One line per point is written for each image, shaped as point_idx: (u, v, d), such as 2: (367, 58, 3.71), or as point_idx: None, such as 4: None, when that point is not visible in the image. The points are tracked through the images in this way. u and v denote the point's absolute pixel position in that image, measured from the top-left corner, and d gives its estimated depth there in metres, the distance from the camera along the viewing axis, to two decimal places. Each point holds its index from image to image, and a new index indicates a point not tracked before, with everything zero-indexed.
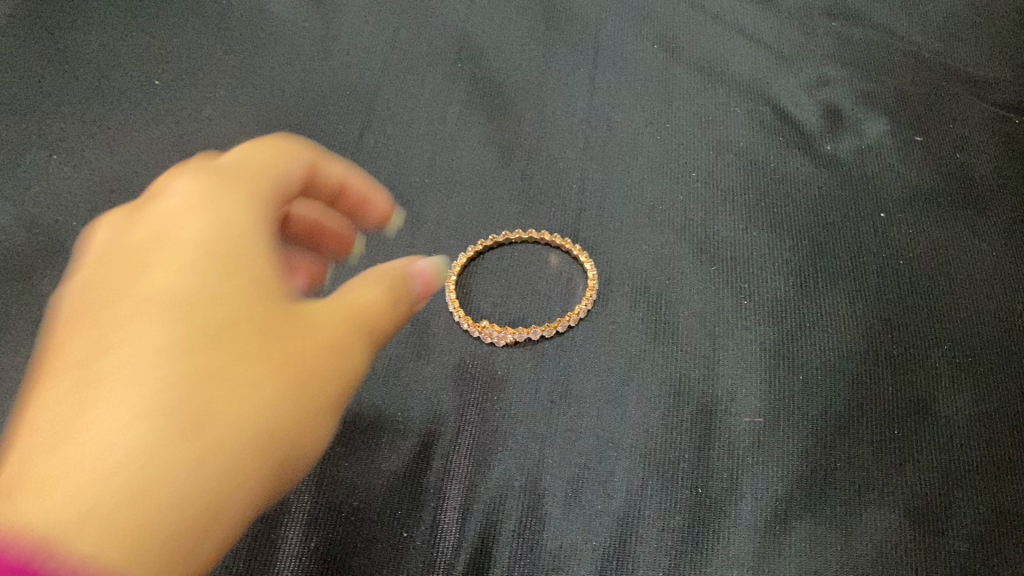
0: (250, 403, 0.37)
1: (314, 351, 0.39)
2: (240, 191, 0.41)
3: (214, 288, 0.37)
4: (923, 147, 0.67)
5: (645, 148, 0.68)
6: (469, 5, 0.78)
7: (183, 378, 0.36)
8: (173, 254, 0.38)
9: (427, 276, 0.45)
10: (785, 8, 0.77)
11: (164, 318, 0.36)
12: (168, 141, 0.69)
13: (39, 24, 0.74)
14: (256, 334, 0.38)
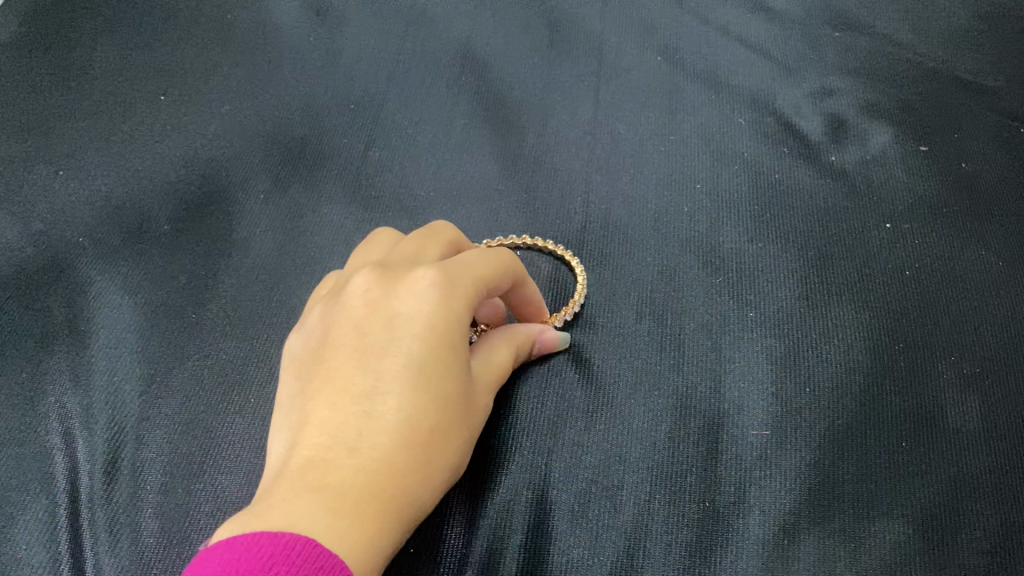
0: (440, 458, 0.43)
1: (482, 411, 0.48)
2: (475, 278, 0.47)
3: (438, 363, 0.44)
4: (928, 156, 0.66)
5: (649, 159, 0.68)
6: (473, 18, 0.78)
7: (438, 446, 0.43)
8: (416, 329, 0.44)
9: (550, 343, 0.55)
10: (788, 19, 0.77)
11: (399, 387, 0.43)
12: (172, 156, 0.69)
13: (44, 43, 0.75)
14: (457, 403, 0.45)
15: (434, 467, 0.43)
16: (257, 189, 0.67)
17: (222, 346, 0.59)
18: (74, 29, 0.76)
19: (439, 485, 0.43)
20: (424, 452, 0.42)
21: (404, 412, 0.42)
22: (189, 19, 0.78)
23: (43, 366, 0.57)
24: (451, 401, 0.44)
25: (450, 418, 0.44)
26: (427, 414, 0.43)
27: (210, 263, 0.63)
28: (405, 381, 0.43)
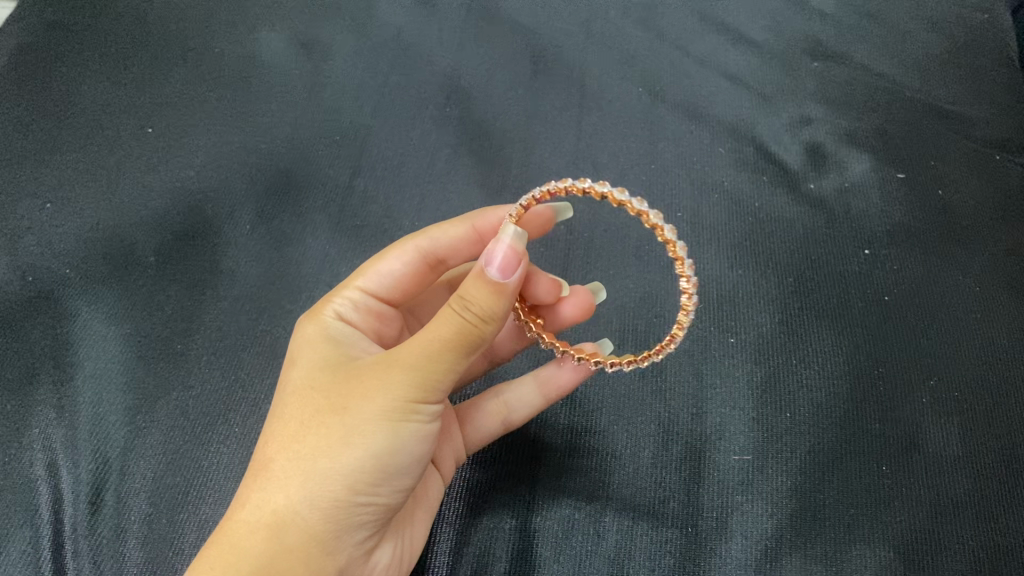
0: (312, 457, 0.42)
1: (375, 387, 0.42)
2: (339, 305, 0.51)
3: (312, 384, 0.45)
4: (905, 182, 0.68)
5: (631, 189, 0.69)
6: (458, 49, 0.79)
7: (290, 446, 0.43)
8: (300, 366, 0.47)
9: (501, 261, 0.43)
10: (767, 49, 0.78)
11: (281, 417, 0.45)
12: (160, 187, 0.69)
13: (32, 76, 0.75)
14: (328, 402, 0.43)
15: (278, 463, 0.43)
16: (243, 220, 0.68)
17: (208, 376, 0.59)
18: (60, 63, 0.77)
19: (291, 477, 0.42)
20: (276, 454, 0.43)
21: (275, 436, 0.44)
22: (177, 52, 0.79)
23: (27, 397, 0.57)
24: (305, 396, 0.44)
25: (306, 410, 0.44)
26: (280, 422, 0.45)
27: (196, 293, 0.63)
28: (281, 412, 0.45)
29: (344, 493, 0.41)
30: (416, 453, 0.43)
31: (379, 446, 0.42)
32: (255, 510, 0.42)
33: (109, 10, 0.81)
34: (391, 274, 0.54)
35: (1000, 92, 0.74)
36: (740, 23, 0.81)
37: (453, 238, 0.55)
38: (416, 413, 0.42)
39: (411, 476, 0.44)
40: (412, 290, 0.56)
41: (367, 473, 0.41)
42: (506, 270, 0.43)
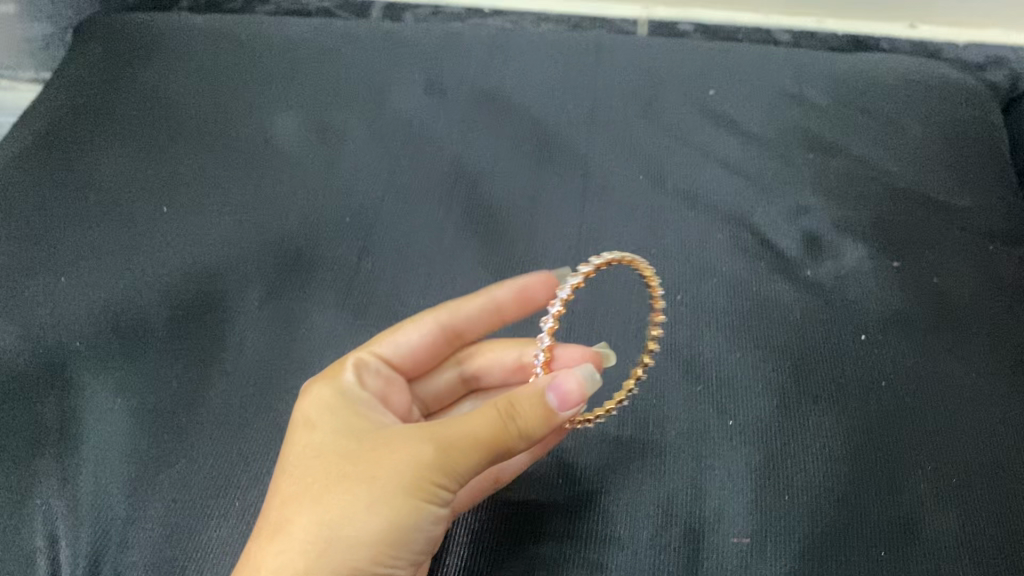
0: (336, 523, 0.46)
1: (398, 464, 0.46)
2: (344, 386, 0.54)
3: (325, 456, 0.49)
4: (900, 272, 0.69)
5: (631, 272, 0.71)
6: (466, 137, 0.82)
7: (305, 511, 0.47)
8: (307, 438, 0.51)
9: (566, 392, 0.47)
10: (764, 143, 0.82)
11: (292, 483, 0.49)
12: (172, 263, 0.71)
13: (55, 157, 0.79)
14: (348, 474, 0.47)
15: (298, 531, 0.46)
16: (251, 296, 0.69)
17: (209, 448, 0.60)
18: (84, 149, 0.80)
19: (318, 542, 0.45)
20: (292, 516, 0.47)
21: (288, 502, 0.48)
22: (195, 137, 0.82)
23: (32, 468, 0.58)
24: (323, 465, 0.48)
25: (326, 479, 0.47)
26: (296, 487, 0.48)
27: (202, 367, 0.64)
28: (292, 478, 0.49)
29: (365, 563, 0.46)
30: (431, 530, 0.48)
31: (402, 524, 0.46)
32: (273, 568, 0.46)
33: (134, 104, 0.86)
34: (404, 341, 0.59)
35: (983, 202, 0.78)
36: (738, 119, 0.84)
37: (470, 310, 0.59)
38: (438, 496, 0.47)
39: (423, 548, 0.48)
40: (429, 357, 0.61)
41: (390, 542, 0.46)
42: (563, 402, 0.47)
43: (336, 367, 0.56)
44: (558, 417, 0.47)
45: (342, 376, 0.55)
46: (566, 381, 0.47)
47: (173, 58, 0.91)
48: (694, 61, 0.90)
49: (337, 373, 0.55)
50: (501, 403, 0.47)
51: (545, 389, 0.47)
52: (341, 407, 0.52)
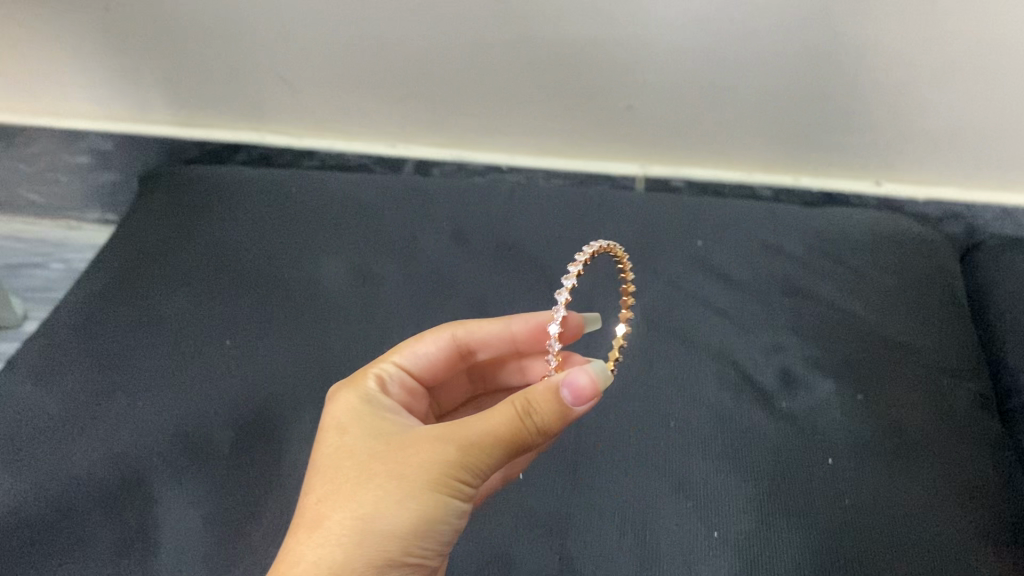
0: (371, 514, 0.54)
1: (426, 461, 0.55)
2: (366, 397, 0.63)
3: (355, 456, 0.57)
4: (864, 403, 0.81)
5: (630, 399, 0.82)
6: (487, 280, 0.95)
7: (343, 504, 0.55)
8: (336, 442, 0.59)
9: (579, 389, 0.57)
10: (748, 287, 0.95)
11: (326, 480, 0.57)
12: (234, 389, 0.83)
13: (136, 307, 0.95)
14: (379, 471, 0.56)
15: (335, 528, 0.54)
16: (301, 418, 0.80)
17: (269, 553, 0.70)
18: (153, 294, 0.97)
19: (354, 532, 0.54)
20: (329, 509, 0.55)
21: (324, 498, 0.56)
22: (252, 280, 0.96)
23: (118, 566, 0.70)
24: (353, 466, 0.56)
25: (358, 476, 0.56)
26: (329, 485, 0.56)
27: (262, 481, 0.75)
28: (326, 477, 0.57)
29: (397, 551, 0.54)
30: (453, 522, 0.57)
31: (428, 516, 0.55)
32: (314, 554, 0.53)
33: (201, 256, 1.02)
34: (422, 353, 0.70)
35: (942, 346, 0.90)
36: (725, 267, 0.97)
37: (484, 334, 0.73)
38: (459, 489, 0.56)
39: (444, 538, 0.57)
40: (445, 371, 0.72)
41: (419, 531, 0.55)
42: (574, 397, 0.57)
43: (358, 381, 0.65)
44: (570, 413, 0.58)
45: (364, 390, 0.64)
46: (578, 375, 0.57)
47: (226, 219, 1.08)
48: (683, 215, 1.05)
49: (360, 388, 0.64)
50: (518, 401, 0.57)
51: (559, 384, 0.58)
52: (365, 414, 0.61)
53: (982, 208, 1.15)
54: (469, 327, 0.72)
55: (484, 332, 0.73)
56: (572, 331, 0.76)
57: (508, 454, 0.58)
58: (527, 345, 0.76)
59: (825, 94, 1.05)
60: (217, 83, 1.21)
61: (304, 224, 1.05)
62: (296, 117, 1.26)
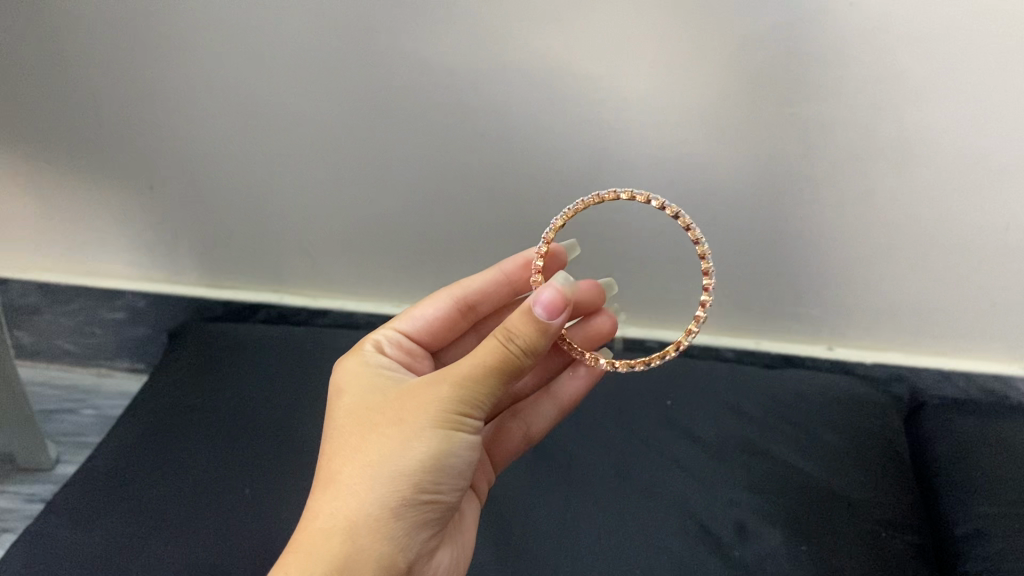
0: (379, 460, 0.70)
1: (424, 407, 0.71)
2: (375, 375, 0.81)
3: (364, 419, 0.74)
4: (807, 553, 0.95)
5: (603, 548, 0.95)
6: None
7: (357, 455, 0.71)
8: (349, 412, 0.76)
9: (547, 304, 0.71)
10: (709, 445, 1.09)
11: (342, 441, 0.74)
12: (265, 552, 0.99)
13: (175, 491, 1.09)
14: (385, 426, 0.72)
15: (346, 478, 0.70)
16: None
17: None
18: (190, 475, 1.11)
19: (368, 475, 0.69)
20: (346, 461, 0.71)
21: (341, 454, 0.72)
22: (279, 467, 1.11)
23: None
24: (357, 425, 0.73)
25: (368, 432, 0.72)
26: (346, 443, 0.73)
27: None
28: (343, 437, 0.74)
29: (410, 485, 0.69)
30: (459, 455, 0.72)
31: (428, 454, 0.70)
32: (338, 500, 0.69)
33: (234, 438, 1.16)
34: (421, 318, 0.92)
35: (884, 500, 1.03)
36: (689, 424, 1.12)
37: (473, 286, 0.93)
38: (457, 424, 0.71)
39: (455, 470, 0.72)
40: (449, 322, 0.93)
41: (427, 466, 0.70)
42: (547, 310, 0.71)
43: (364, 362, 0.83)
44: (549, 326, 0.72)
45: (371, 368, 0.82)
46: (543, 294, 0.71)
47: (235, 374, 1.27)
48: (649, 370, 1.23)
49: (370, 365, 0.82)
50: (501, 333, 0.72)
51: (532, 303, 0.72)
52: (374, 387, 0.78)
53: (925, 372, 1.34)
54: (461, 284, 0.93)
55: (476, 285, 0.93)
56: (556, 263, 0.96)
57: (502, 381, 0.72)
58: (520, 281, 0.95)
59: (760, 269, 1.28)
60: (254, 249, 1.46)
61: (325, 397, 1.23)
62: (319, 276, 1.50)
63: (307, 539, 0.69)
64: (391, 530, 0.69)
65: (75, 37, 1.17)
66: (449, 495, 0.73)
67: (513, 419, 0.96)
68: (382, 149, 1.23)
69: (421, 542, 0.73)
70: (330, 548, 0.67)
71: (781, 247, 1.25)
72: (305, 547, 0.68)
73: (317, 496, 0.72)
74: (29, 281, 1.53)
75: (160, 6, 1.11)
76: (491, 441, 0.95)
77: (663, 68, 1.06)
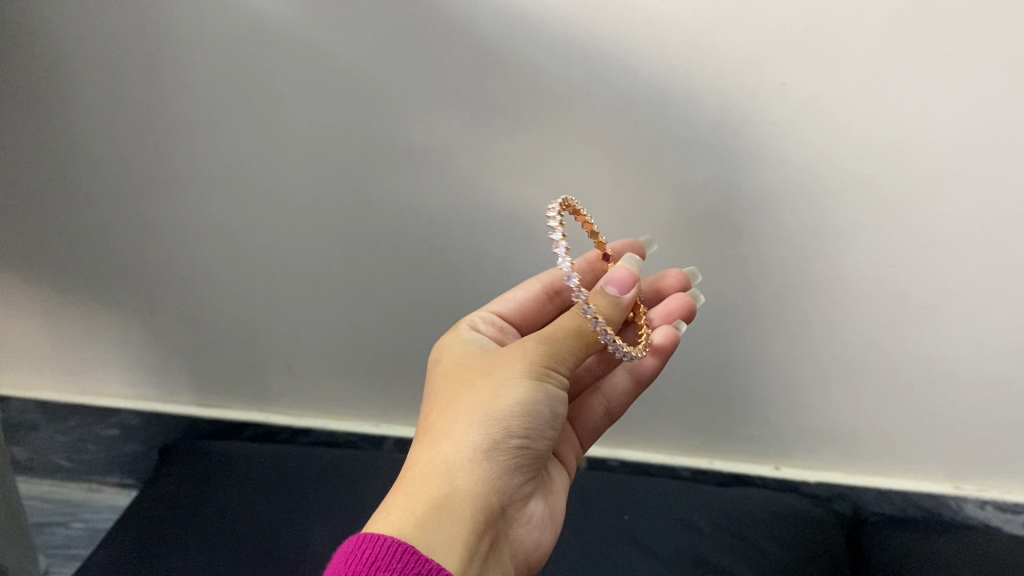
0: (474, 407, 0.80)
1: (514, 364, 0.83)
2: (461, 354, 0.93)
3: (458, 383, 0.85)
4: None
5: None
6: None
7: (455, 408, 0.81)
8: (443, 382, 0.88)
9: (621, 277, 0.91)
10: (662, 557, 1.18)
11: (439, 402, 0.84)
12: None
13: None
14: (479, 382, 0.83)
15: (444, 428, 0.80)
16: None
17: None
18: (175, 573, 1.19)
19: (466, 420, 0.79)
20: (444, 415, 0.81)
21: (440, 411, 0.82)
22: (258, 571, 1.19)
23: None
24: (452, 387, 0.85)
25: (464, 388, 0.83)
26: (444, 400, 0.84)
27: None
28: (441, 398, 0.84)
29: (503, 430, 0.79)
30: (546, 408, 0.82)
31: (517, 402, 0.79)
32: (437, 445, 0.78)
33: (219, 542, 1.25)
34: (512, 300, 1.08)
35: None
36: (644, 539, 1.21)
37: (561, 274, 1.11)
38: (544, 378, 0.82)
39: (542, 422, 0.82)
40: (534, 309, 1.09)
41: (517, 412, 0.79)
42: (620, 285, 0.91)
43: (451, 344, 0.96)
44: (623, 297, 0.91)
45: (458, 348, 0.95)
46: (615, 274, 0.91)
47: (222, 488, 1.36)
48: (608, 488, 1.33)
49: (454, 348, 0.95)
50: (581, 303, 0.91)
51: (606, 282, 0.91)
52: (463, 360, 0.90)
53: (863, 489, 1.47)
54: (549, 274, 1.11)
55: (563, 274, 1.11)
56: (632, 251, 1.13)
57: (581, 339, 0.88)
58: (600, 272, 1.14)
59: (709, 390, 1.40)
60: (242, 369, 1.57)
61: (306, 509, 1.32)
62: (301, 397, 1.60)
63: (409, 478, 0.77)
64: (484, 470, 0.78)
65: (89, 185, 1.31)
66: (537, 443, 0.83)
67: (595, 394, 1.10)
68: (365, 279, 1.36)
69: (511, 490, 0.82)
70: (431, 481, 0.75)
71: (726, 372, 1.37)
72: (409, 483, 0.76)
73: (416, 448, 0.81)
74: (29, 399, 1.64)
75: (166, 162, 1.26)
76: (578, 414, 1.09)
77: (612, 213, 1.20)
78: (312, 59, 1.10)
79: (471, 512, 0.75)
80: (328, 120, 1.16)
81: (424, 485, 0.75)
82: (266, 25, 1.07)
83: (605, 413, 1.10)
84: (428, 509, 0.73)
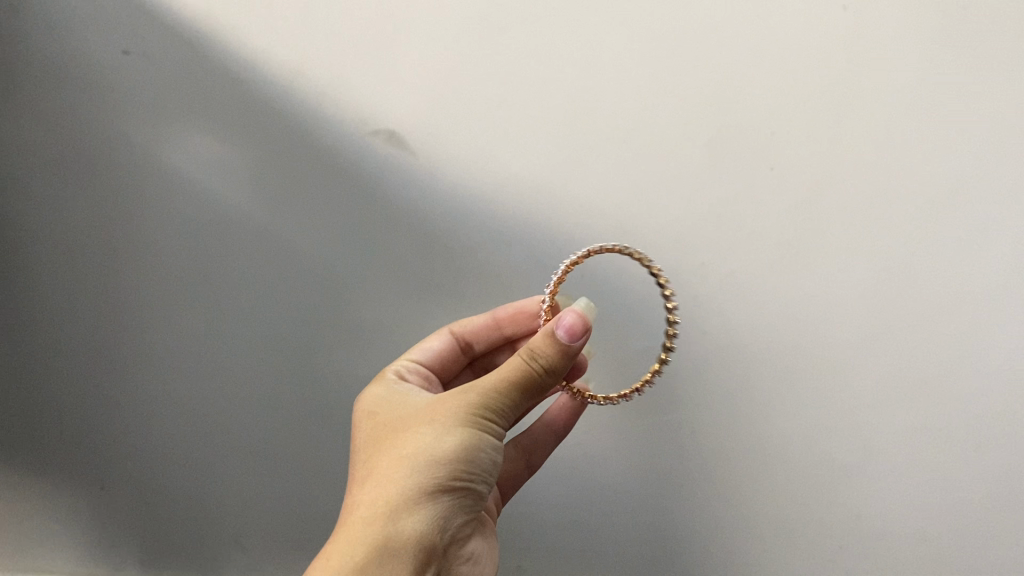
0: (418, 450, 0.81)
1: (459, 409, 0.83)
2: (402, 395, 0.95)
3: (399, 426, 0.87)
4: None
5: None
6: None
7: (397, 449, 0.82)
8: (385, 423, 0.90)
9: (570, 324, 0.85)
10: None
11: (380, 443, 0.86)
12: None
13: None
14: (422, 425, 0.84)
15: (385, 471, 0.82)
16: None
17: None
18: None
19: (409, 461, 0.80)
20: (386, 455, 0.83)
21: (381, 452, 0.85)
22: None
23: None
24: (394, 432, 0.86)
25: (405, 433, 0.85)
26: (386, 442, 0.85)
27: None
28: (382, 441, 0.86)
29: (447, 472, 0.80)
30: (489, 452, 0.82)
31: (459, 448, 0.80)
32: (377, 487, 0.81)
33: None
34: (426, 348, 1.09)
35: None
36: None
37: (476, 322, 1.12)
38: (486, 426, 0.83)
39: (485, 468, 0.83)
40: (450, 358, 1.11)
41: (460, 459, 0.80)
42: (568, 331, 0.84)
43: (388, 387, 0.98)
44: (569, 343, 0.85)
45: (396, 390, 0.97)
46: (565, 319, 0.85)
47: None
48: None
49: (395, 390, 0.97)
50: (525, 352, 0.86)
51: (555, 327, 0.85)
52: (405, 403, 0.92)
53: None
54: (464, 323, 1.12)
55: (473, 325, 1.12)
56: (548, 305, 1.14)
57: (523, 388, 0.85)
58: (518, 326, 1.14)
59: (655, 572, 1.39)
60: (178, 563, 1.52)
61: None
62: None
63: (349, 524, 0.80)
64: (425, 512, 0.79)
65: (51, 360, 1.36)
66: (479, 488, 0.84)
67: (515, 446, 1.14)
68: (311, 461, 1.37)
69: (452, 533, 0.83)
70: (370, 526, 0.78)
71: (668, 562, 1.36)
72: (347, 530, 0.80)
73: (355, 490, 0.84)
74: None
75: (130, 336, 1.32)
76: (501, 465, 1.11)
77: None
78: (276, 243, 1.20)
79: (407, 557, 0.78)
80: (289, 298, 1.24)
81: (362, 529, 0.78)
82: (238, 208, 1.18)
83: (526, 463, 1.13)
84: (366, 556, 0.77)
